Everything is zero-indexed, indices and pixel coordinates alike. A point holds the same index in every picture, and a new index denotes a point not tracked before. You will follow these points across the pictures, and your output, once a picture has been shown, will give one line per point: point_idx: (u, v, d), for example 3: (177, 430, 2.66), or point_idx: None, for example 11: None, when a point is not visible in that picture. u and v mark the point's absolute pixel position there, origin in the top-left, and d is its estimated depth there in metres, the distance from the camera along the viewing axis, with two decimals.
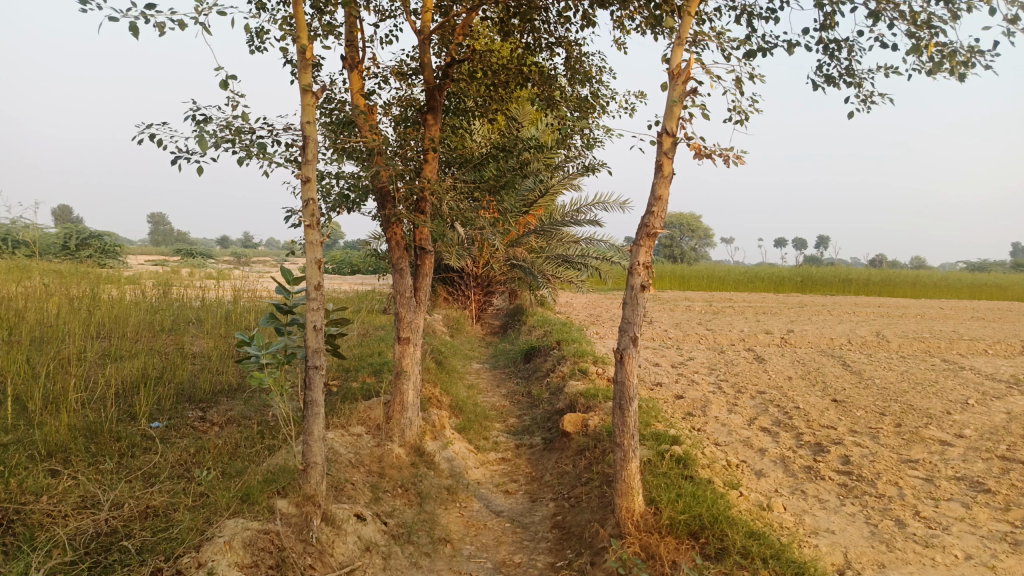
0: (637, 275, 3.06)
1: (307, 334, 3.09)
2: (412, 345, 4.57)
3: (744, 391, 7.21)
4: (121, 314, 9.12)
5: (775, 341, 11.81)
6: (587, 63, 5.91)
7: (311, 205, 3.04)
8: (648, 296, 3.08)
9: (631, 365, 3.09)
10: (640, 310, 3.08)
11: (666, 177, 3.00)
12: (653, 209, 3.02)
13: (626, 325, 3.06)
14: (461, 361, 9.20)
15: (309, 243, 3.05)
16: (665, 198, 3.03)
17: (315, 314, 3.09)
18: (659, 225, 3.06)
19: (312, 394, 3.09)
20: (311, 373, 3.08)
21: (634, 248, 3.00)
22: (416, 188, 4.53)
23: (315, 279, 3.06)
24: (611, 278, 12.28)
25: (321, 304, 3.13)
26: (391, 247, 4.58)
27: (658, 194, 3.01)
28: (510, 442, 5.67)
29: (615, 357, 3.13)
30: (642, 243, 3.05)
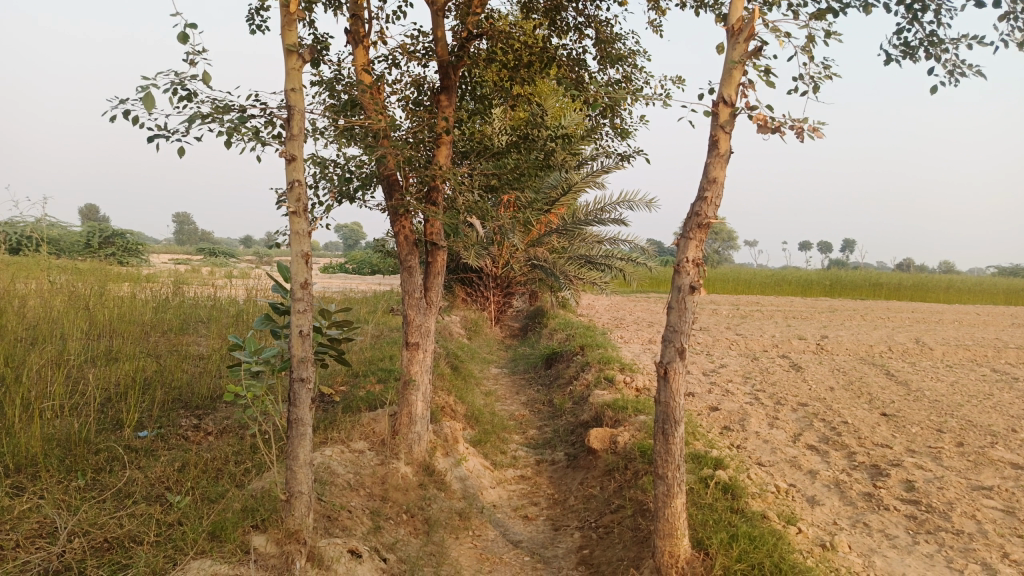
0: (685, 273, 2.56)
1: (292, 341, 2.62)
2: (421, 352, 4.10)
3: (784, 403, 6.66)
4: (125, 313, 8.77)
5: (810, 347, 11.18)
6: (618, 45, 5.38)
7: (297, 189, 2.57)
8: (698, 298, 2.56)
9: (677, 382, 2.59)
10: (688, 316, 2.57)
11: (723, 155, 2.50)
12: (705, 193, 2.50)
13: (670, 336, 2.56)
14: (479, 365, 8.74)
15: (295, 234, 2.58)
16: (719, 180, 2.51)
17: (300, 318, 2.62)
18: (711, 214, 2.53)
19: (297, 412, 2.63)
20: (296, 387, 2.62)
21: (683, 242, 2.49)
22: (427, 175, 4.03)
23: (302, 276, 2.59)
24: (637, 279, 11.74)
25: (311, 306, 2.67)
26: (398, 242, 4.09)
27: (713, 177, 2.50)
28: (530, 458, 5.18)
29: (659, 374, 2.63)
30: (691, 236, 2.53)
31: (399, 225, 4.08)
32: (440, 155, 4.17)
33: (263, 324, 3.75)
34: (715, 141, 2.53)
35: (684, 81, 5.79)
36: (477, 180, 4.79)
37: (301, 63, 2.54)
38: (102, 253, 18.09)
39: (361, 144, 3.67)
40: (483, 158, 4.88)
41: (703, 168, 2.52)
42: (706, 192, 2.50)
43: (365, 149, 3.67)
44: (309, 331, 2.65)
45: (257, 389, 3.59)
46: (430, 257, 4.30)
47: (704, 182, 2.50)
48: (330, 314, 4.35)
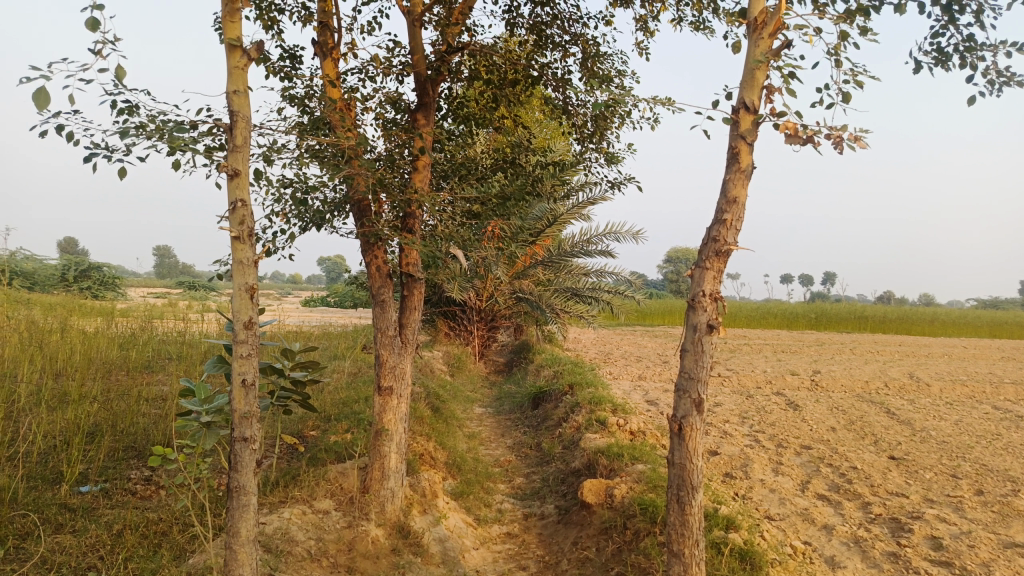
0: (701, 311, 2.28)
1: (234, 392, 2.18)
2: (395, 398, 3.67)
3: (786, 446, 6.25)
4: (86, 349, 8.27)
5: (805, 383, 10.81)
6: (607, 66, 5.08)
7: (241, 211, 2.15)
8: (717, 340, 2.29)
9: (693, 441, 2.32)
10: (706, 361, 2.29)
11: (745, 170, 2.24)
12: (724, 216, 2.23)
13: (687, 385, 2.28)
14: (462, 405, 8.28)
15: (238, 264, 2.16)
16: (740, 201, 2.24)
17: (243, 363, 2.19)
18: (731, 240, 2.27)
19: (239, 479, 2.18)
20: (238, 449, 2.18)
21: (699, 276, 2.21)
22: (402, 200, 3.62)
23: (245, 314, 2.17)
24: (625, 313, 11.38)
25: (258, 349, 2.24)
26: (369, 273, 3.67)
27: (733, 195, 2.23)
28: (517, 511, 4.71)
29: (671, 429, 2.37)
30: (707, 266, 2.26)
31: (371, 256, 3.67)
32: (416, 179, 3.78)
33: (214, 368, 3.33)
34: (735, 154, 2.27)
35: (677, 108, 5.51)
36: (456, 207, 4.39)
37: (247, 62, 2.19)
38: (75, 288, 17.50)
39: (325, 164, 3.26)
40: (463, 183, 4.50)
41: (720, 186, 2.25)
42: (725, 215, 2.23)
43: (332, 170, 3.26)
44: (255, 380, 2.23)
45: (204, 444, 3.12)
46: (405, 290, 3.87)
47: (723, 203, 2.23)
48: (293, 355, 3.93)
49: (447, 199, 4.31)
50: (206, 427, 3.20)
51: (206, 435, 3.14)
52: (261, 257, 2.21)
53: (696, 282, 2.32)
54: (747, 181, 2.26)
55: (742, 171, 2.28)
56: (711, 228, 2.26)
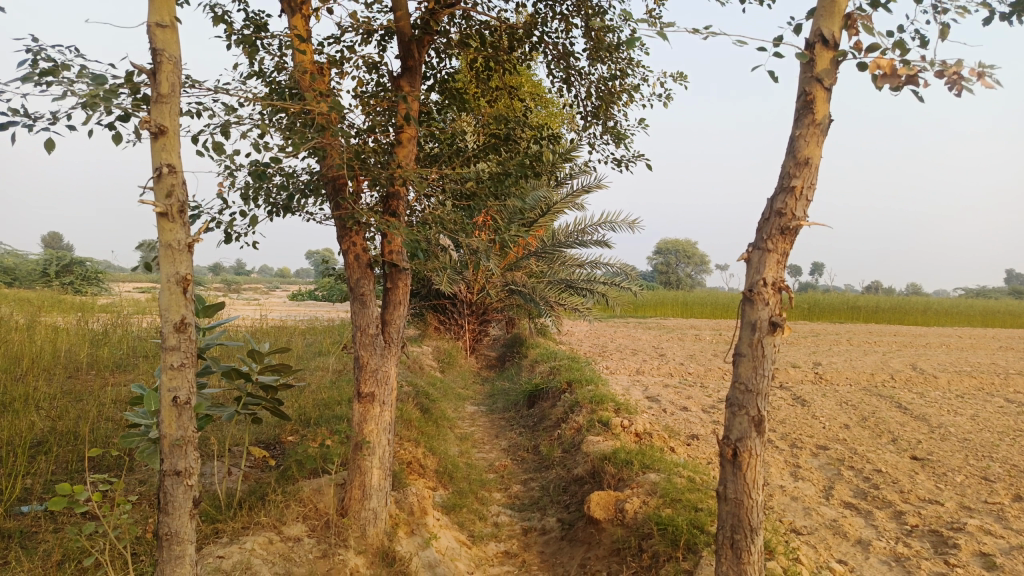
0: (760, 305, 2.23)
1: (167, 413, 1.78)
2: (377, 406, 3.21)
3: (801, 446, 5.84)
4: (48, 347, 7.73)
5: (809, 377, 10.40)
6: (612, 35, 4.58)
7: (172, 183, 1.72)
8: (780, 340, 2.23)
9: (754, 465, 2.29)
10: (764, 373, 2.23)
11: (819, 124, 2.16)
12: (792, 183, 2.16)
13: (746, 399, 2.23)
14: (453, 404, 7.82)
15: (166, 249, 1.74)
16: (812, 159, 2.17)
17: (171, 357, 1.76)
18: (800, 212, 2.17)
19: (174, 519, 1.80)
20: (171, 481, 1.78)
21: (762, 260, 2.16)
22: (384, 178, 3.13)
23: (178, 310, 1.76)
24: (621, 306, 10.91)
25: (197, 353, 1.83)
26: (346, 263, 3.17)
27: (804, 156, 2.16)
28: (516, 525, 4.25)
29: (726, 454, 2.32)
30: (767, 250, 2.21)
31: (348, 242, 3.17)
32: (401, 154, 3.30)
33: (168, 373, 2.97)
34: (810, 105, 2.18)
35: (687, 81, 4.98)
36: (446, 189, 3.94)
37: None
38: (55, 284, 16.90)
39: (290, 132, 2.76)
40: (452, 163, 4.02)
41: (790, 145, 2.19)
42: (794, 181, 2.16)
43: (300, 141, 2.77)
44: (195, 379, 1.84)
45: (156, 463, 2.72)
46: (389, 283, 3.39)
47: (792, 167, 2.17)
48: (261, 357, 3.43)
49: (434, 181, 3.86)
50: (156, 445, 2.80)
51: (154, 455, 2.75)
52: (197, 238, 1.77)
53: (748, 274, 2.30)
54: (820, 135, 2.16)
55: (817, 125, 2.17)
56: (777, 195, 2.20)
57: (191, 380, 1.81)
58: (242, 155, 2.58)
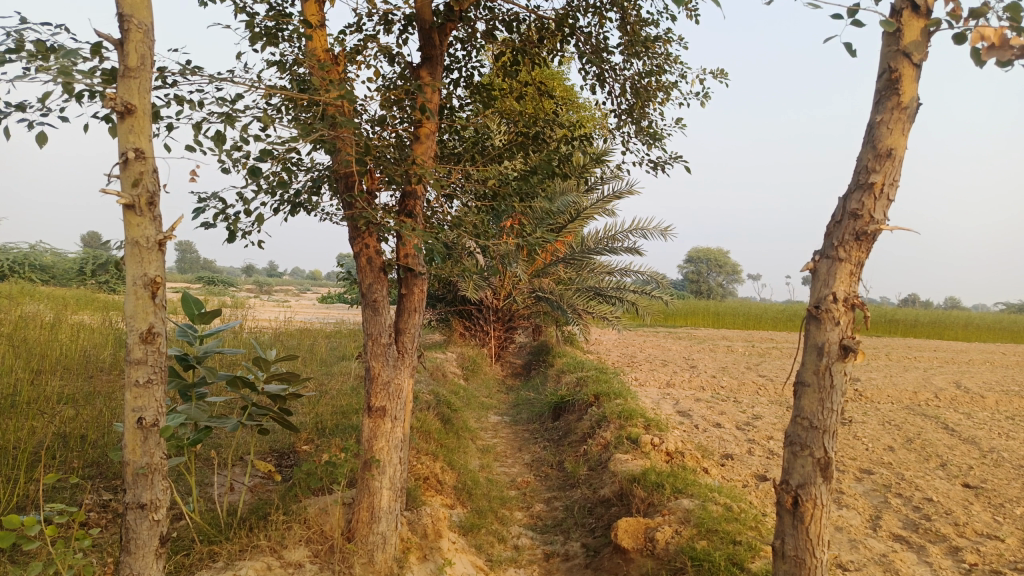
0: (828, 324, 2.05)
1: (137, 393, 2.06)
2: (389, 422, 2.98)
3: (843, 470, 5.49)
4: (70, 344, 7.69)
5: (848, 393, 9.95)
6: (648, 29, 4.31)
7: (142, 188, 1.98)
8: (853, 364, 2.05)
9: (819, 511, 2.09)
10: (832, 405, 2.06)
11: (906, 108, 1.95)
12: (872, 179, 1.95)
13: (812, 437, 2.05)
14: (476, 414, 7.58)
15: (135, 253, 2.00)
16: (897, 150, 1.96)
17: (137, 370, 2.04)
18: (880, 212, 1.96)
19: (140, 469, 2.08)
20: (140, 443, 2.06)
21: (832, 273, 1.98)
22: (399, 175, 2.89)
23: (144, 307, 2.02)
24: (652, 315, 10.56)
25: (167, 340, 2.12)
26: (358, 266, 2.95)
27: (886, 146, 1.95)
28: (537, 549, 3.99)
29: (789, 502, 2.13)
30: (838, 258, 2.01)
31: (359, 243, 2.94)
32: (419, 150, 3.08)
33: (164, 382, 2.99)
34: (894, 88, 1.96)
35: (727, 79, 4.68)
36: (469, 189, 3.70)
37: None
38: (88, 282, 17.06)
39: (296, 125, 2.56)
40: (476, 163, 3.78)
41: (871, 133, 1.98)
42: (874, 177, 1.95)
43: (306, 135, 2.56)
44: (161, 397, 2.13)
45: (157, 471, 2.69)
46: (404, 288, 3.16)
47: (872, 159, 1.96)
48: (267, 365, 3.24)
49: (456, 180, 3.63)
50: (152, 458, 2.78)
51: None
52: (166, 237, 2.06)
53: (812, 287, 2.10)
54: (906, 121, 1.94)
55: (903, 112, 1.95)
56: (852, 194, 2.00)
57: (157, 400, 2.10)
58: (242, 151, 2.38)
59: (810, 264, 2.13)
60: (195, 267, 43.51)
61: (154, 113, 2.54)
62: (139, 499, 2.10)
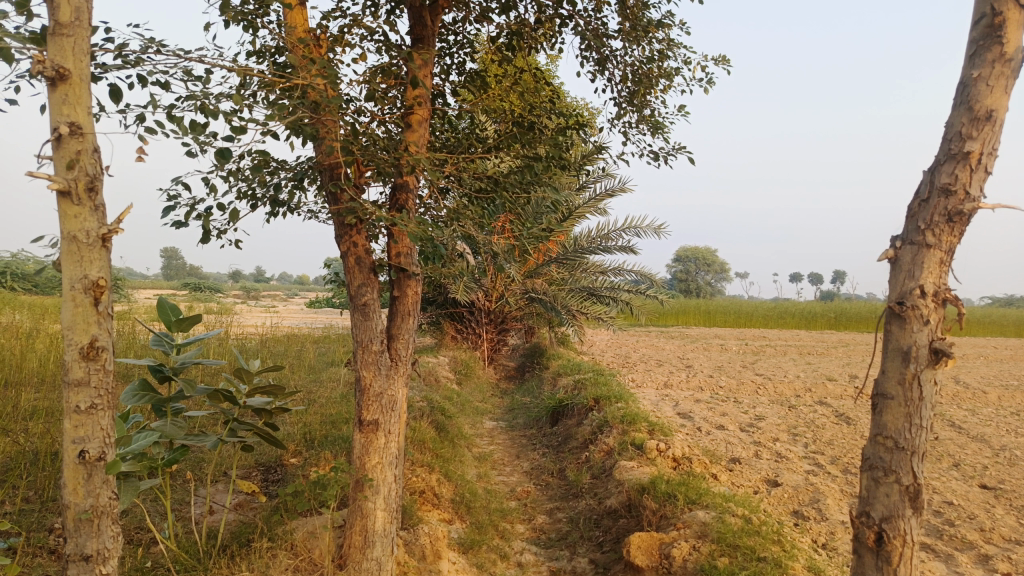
0: (911, 324, 1.87)
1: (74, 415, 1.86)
2: (382, 436, 2.73)
3: (855, 473, 5.29)
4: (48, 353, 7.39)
5: (849, 391, 9.77)
6: (649, 12, 4.09)
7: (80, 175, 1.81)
8: (938, 371, 1.86)
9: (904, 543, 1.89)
10: (919, 422, 1.88)
11: (1009, 63, 1.78)
12: (968, 147, 1.78)
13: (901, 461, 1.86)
14: (470, 420, 7.33)
15: (75, 253, 1.82)
16: (997, 112, 1.79)
17: (78, 395, 1.86)
18: (976, 189, 1.81)
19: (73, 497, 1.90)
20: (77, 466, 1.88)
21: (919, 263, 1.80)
22: (389, 166, 2.64)
23: (87, 312, 1.83)
24: (647, 314, 10.34)
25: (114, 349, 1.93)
26: (345, 266, 2.68)
27: (985, 108, 1.78)
28: (541, 566, 3.75)
29: (873, 533, 1.93)
30: (925, 244, 1.84)
31: (347, 242, 2.67)
32: (411, 140, 2.82)
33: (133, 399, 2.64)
34: (991, 45, 1.79)
35: (730, 65, 4.47)
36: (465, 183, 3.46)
37: None
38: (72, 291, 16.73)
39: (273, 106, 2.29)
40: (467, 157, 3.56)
41: (966, 94, 1.81)
42: (971, 145, 1.78)
43: (284, 119, 2.29)
44: (108, 426, 1.94)
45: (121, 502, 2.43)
46: (395, 291, 2.90)
47: (968, 125, 1.79)
48: (250, 377, 2.95)
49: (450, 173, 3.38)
50: (120, 480, 2.50)
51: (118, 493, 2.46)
52: (110, 230, 1.87)
53: (894, 278, 1.93)
54: (1007, 81, 1.78)
55: (1004, 71, 1.78)
56: (942, 165, 1.83)
57: (103, 429, 1.92)
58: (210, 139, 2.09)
59: (888, 252, 1.95)
60: (181, 273, 42.98)
61: (116, 95, 2.27)
62: (84, 551, 1.93)
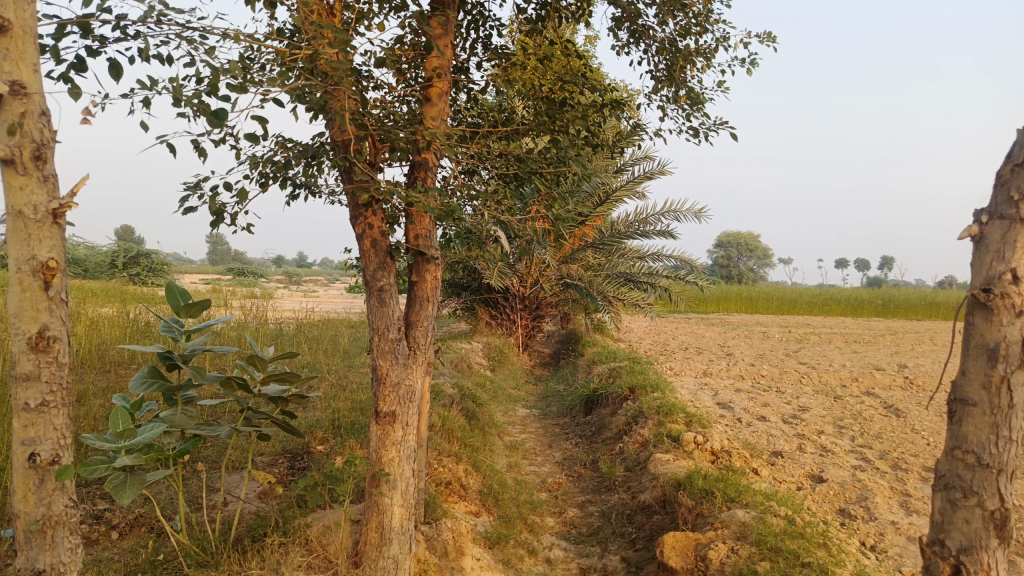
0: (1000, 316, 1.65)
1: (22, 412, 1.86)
2: (400, 429, 2.59)
3: (905, 469, 5.01)
4: (86, 335, 7.48)
5: (898, 381, 9.38)
6: None
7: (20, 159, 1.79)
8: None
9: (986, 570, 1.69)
10: (1009, 435, 1.66)
11: None
12: None
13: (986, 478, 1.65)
14: (503, 407, 7.19)
15: (23, 240, 1.80)
16: None
17: (29, 391, 1.85)
18: None
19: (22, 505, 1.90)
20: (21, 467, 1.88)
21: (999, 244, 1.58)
22: (406, 140, 2.47)
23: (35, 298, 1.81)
24: (686, 301, 10.06)
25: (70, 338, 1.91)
26: (360, 248, 2.53)
27: None
28: (571, 563, 3.60)
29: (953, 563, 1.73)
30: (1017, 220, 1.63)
31: (362, 224, 2.53)
32: (431, 113, 2.67)
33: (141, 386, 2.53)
34: None
35: (774, 38, 4.21)
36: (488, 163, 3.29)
37: None
38: (120, 276, 17.05)
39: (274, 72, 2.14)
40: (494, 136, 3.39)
41: None
42: None
43: (286, 85, 2.14)
44: (62, 425, 1.93)
45: (126, 496, 2.35)
46: (414, 275, 2.75)
47: None
48: (264, 364, 2.84)
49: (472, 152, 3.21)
50: (128, 473, 2.43)
51: (125, 486, 2.39)
52: (59, 206, 1.84)
53: (979, 261, 1.72)
54: None
55: None
56: None
57: (55, 430, 1.91)
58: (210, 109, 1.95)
59: (970, 228, 1.74)
60: (224, 259, 43.65)
61: (115, 68, 2.15)
62: (37, 563, 1.92)
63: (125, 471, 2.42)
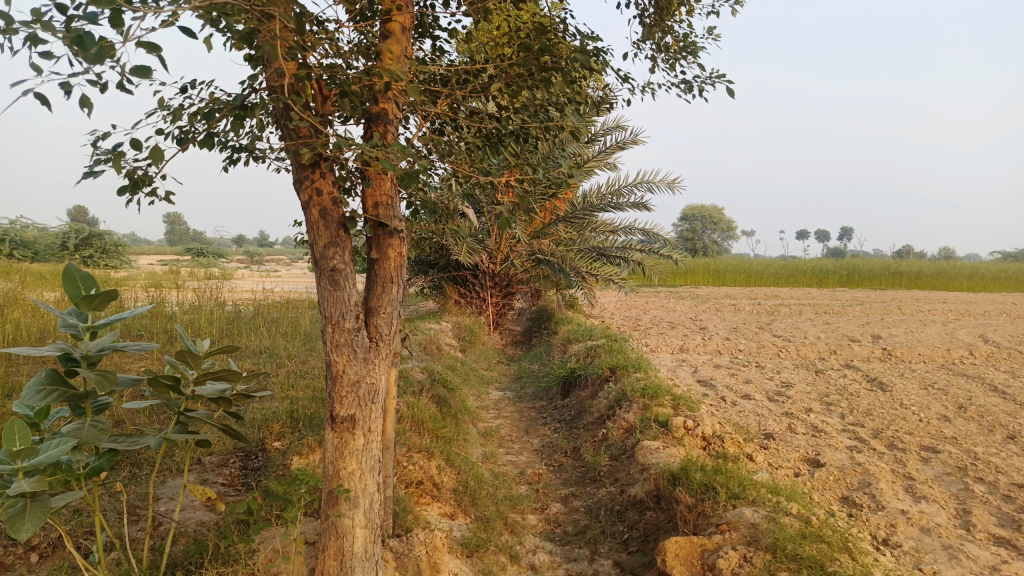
0: None
1: None
2: (360, 436, 2.17)
3: (903, 449, 4.76)
4: (22, 322, 6.92)
5: (876, 352, 9.20)
6: None
7: None
8: None
9: None
10: None
11: None
12: None
13: None
14: (476, 391, 6.81)
15: None
16: None
17: None
18: None
19: None
20: None
21: None
22: (360, 86, 2.02)
23: None
24: (659, 275, 9.72)
25: None
26: (308, 218, 2.08)
27: None
28: (558, 569, 3.24)
29: None
30: None
31: (307, 191, 2.08)
32: (390, 54, 2.20)
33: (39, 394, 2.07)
34: None
35: None
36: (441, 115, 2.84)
37: None
38: (73, 260, 16.27)
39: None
40: (464, 95, 2.97)
41: None
42: None
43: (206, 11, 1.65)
44: None
45: (24, 529, 1.87)
46: (375, 251, 2.30)
47: None
48: (197, 361, 2.38)
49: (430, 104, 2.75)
50: (27, 499, 1.96)
51: (23, 517, 1.92)
52: None
53: None
54: None
55: None
56: None
57: None
58: (92, 53, 1.38)
59: None
60: (183, 239, 42.37)
61: None
62: None
63: (24, 498, 1.96)
